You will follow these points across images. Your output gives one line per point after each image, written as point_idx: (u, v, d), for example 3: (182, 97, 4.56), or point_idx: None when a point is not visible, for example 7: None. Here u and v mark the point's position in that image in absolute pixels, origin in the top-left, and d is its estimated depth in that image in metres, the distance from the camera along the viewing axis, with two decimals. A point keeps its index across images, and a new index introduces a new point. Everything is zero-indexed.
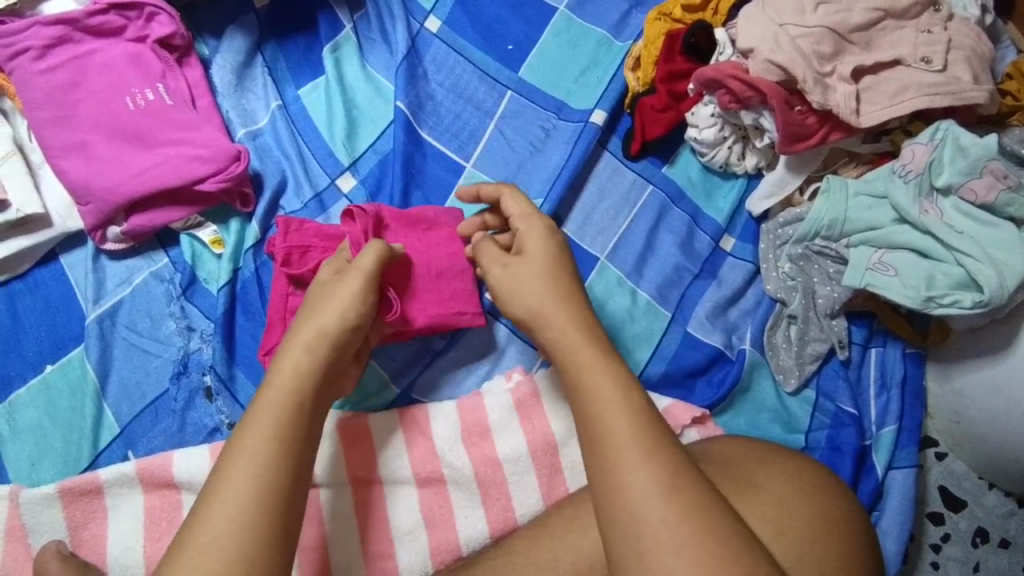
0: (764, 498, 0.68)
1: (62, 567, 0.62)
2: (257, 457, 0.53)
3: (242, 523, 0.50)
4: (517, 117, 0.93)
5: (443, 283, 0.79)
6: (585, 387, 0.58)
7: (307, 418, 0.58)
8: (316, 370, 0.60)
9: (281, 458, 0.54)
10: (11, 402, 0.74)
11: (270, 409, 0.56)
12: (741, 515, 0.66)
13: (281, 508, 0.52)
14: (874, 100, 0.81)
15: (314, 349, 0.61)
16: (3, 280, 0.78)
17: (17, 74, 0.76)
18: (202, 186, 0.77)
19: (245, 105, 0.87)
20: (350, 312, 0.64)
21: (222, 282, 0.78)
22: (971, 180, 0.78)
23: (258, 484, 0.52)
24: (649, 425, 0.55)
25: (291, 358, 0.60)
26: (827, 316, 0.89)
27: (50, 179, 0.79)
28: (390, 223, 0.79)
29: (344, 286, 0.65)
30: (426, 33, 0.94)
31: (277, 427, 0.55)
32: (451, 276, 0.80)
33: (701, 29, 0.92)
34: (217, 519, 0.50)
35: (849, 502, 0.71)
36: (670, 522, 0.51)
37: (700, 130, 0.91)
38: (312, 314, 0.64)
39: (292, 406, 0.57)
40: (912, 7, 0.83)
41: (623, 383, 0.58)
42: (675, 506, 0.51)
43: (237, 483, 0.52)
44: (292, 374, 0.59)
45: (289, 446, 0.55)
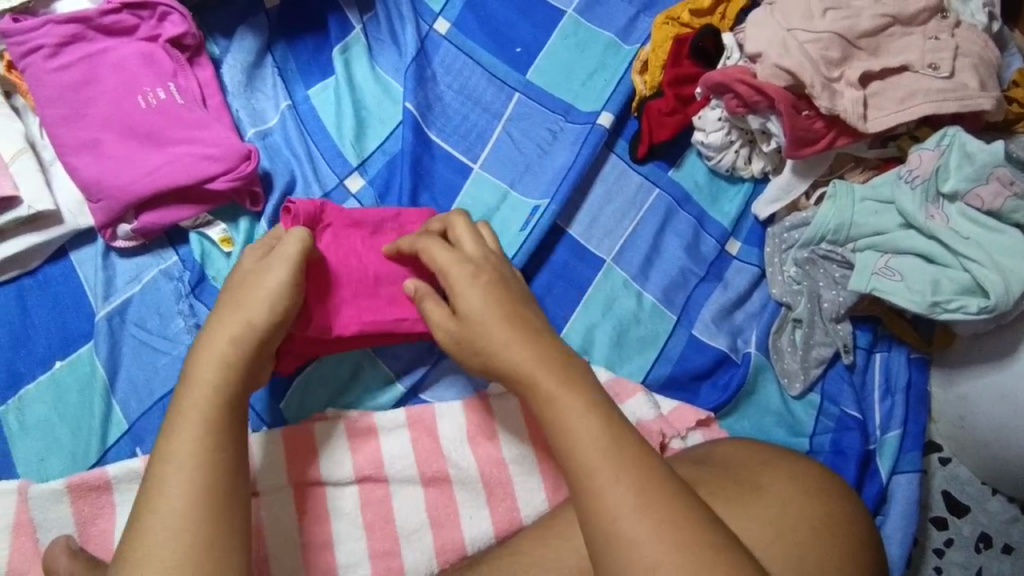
0: (766, 499, 0.68)
1: (70, 564, 0.63)
2: (183, 463, 0.57)
3: (177, 530, 0.54)
4: (525, 120, 0.93)
5: (380, 291, 0.76)
6: (553, 405, 0.59)
7: (230, 420, 0.61)
8: (234, 359, 0.62)
9: (206, 467, 0.57)
10: (20, 398, 0.75)
11: (194, 417, 0.59)
12: (742, 518, 0.66)
13: (213, 513, 0.56)
14: (882, 105, 0.81)
15: (234, 343, 0.63)
16: (13, 276, 0.78)
17: (29, 72, 0.76)
18: (213, 185, 0.77)
19: (255, 104, 0.88)
20: (278, 303, 0.65)
21: None
22: (978, 186, 0.79)
23: (182, 492, 0.56)
24: (615, 442, 0.56)
25: (214, 351, 0.62)
26: (833, 320, 0.89)
27: (61, 177, 0.79)
28: (332, 223, 0.77)
29: (271, 275, 0.66)
30: (435, 34, 0.95)
31: (201, 436, 0.58)
32: (391, 283, 0.76)
33: (709, 34, 0.93)
34: (156, 521, 0.55)
35: (854, 503, 0.71)
36: (649, 538, 0.52)
37: (707, 134, 0.92)
38: (237, 303, 0.65)
39: (212, 412, 0.60)
40: (919, 14, 0.83)
41: (593, 402, 0.58)
42: (649, 522, 0.53)
43: (168, 491, 0.56)
44: (213, 365, 0.61)
45: (211, 452, 0.58)
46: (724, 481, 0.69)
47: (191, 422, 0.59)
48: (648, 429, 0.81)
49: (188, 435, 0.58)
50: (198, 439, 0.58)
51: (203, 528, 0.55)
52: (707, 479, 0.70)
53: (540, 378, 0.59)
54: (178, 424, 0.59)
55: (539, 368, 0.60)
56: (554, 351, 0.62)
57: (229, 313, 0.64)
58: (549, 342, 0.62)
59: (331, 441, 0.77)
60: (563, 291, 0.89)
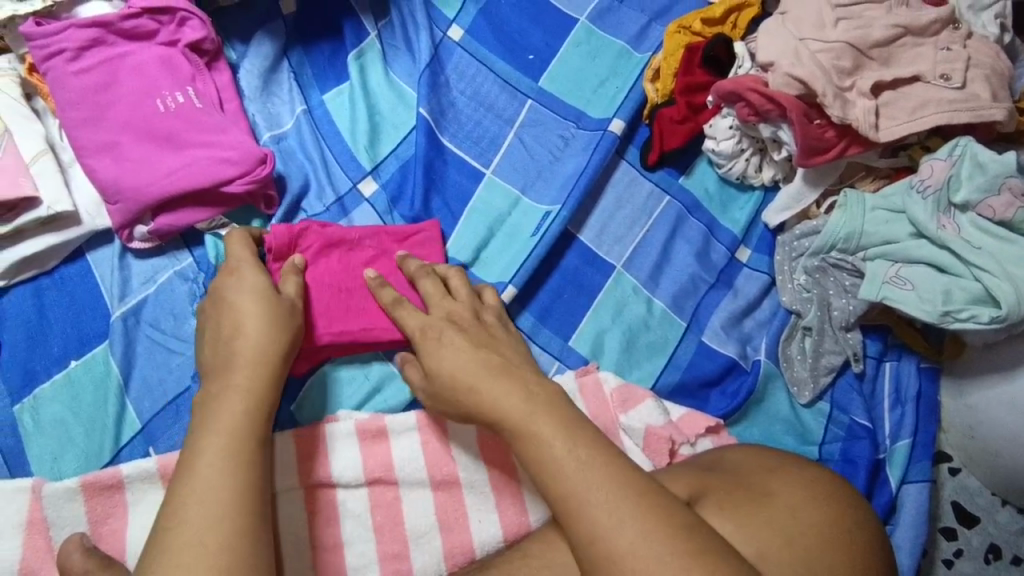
0: (773, 505, 0.69)
1: (84, 560, 0.64)
2: (221, 459, 0.59)
3: (211, 526, 0.56)
4: (537, 126, 0.94)
5: (352, 301, 0.78)
6: (528, 422, 0.61)
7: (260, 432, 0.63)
8: (263, 374, 0.65)
9: (240, 464, 0.59)
10: (34, 397, 0.76)
11: (225, 419, 0.61)
12: (749, 525, 0.67)
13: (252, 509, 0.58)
14: (894, 115, 0.81)
15: (263, 361, 0.66)
16: (31, 276, 0.79)
17: (51, 76, 0.77)
18: (229, 188, 0.78)
19: (270, 108, 0.89)
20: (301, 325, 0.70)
21: None
22: (989, 197, 0.78)
23: (216, 485, 0.58)
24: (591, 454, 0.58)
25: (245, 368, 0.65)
26: (843, 329, 0.89)
27: (80, 178, 0.80)
28: (309, 241, 0.78)
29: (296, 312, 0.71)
30: (448, 41, 0.96)
31: (233, 436, 0.61)
32: (362, 294, 0.78)
33: (721, 44, 0.93)
34: (192, 527, 0.55)
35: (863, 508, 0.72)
36: (628, 551, 0.54)
37: (718, 142, 0.92)
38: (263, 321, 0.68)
39: (246, 420, 0.62)
40: (931, 25, 0.83)
41: (563, 424, 0.60)
42: (626, 534, 0.54)
43: (200, 487, 0.58)
44: (244, 378, 0.64)
45: (244, 450, 0.60)
46: (722, 494, 0.70)
47: (224, 425, 0.61)
48: (657, 435, 0.81)
49: (220, 434, 0.61)
50: (234, 442, 0.60)
51: (236, 521, 0.57)
52: (714, 484, 0.71)
53: (501, 412, 0.62)
54: (209, 425, 0.61)
55: (504, 397, 0.62)
56: (518, 380, 0.64)
57: (251, 327, 0.67)
58: (516, 372, 0.65)
59: (344, 444, 0.78)
60: (573, 296, 0.89)
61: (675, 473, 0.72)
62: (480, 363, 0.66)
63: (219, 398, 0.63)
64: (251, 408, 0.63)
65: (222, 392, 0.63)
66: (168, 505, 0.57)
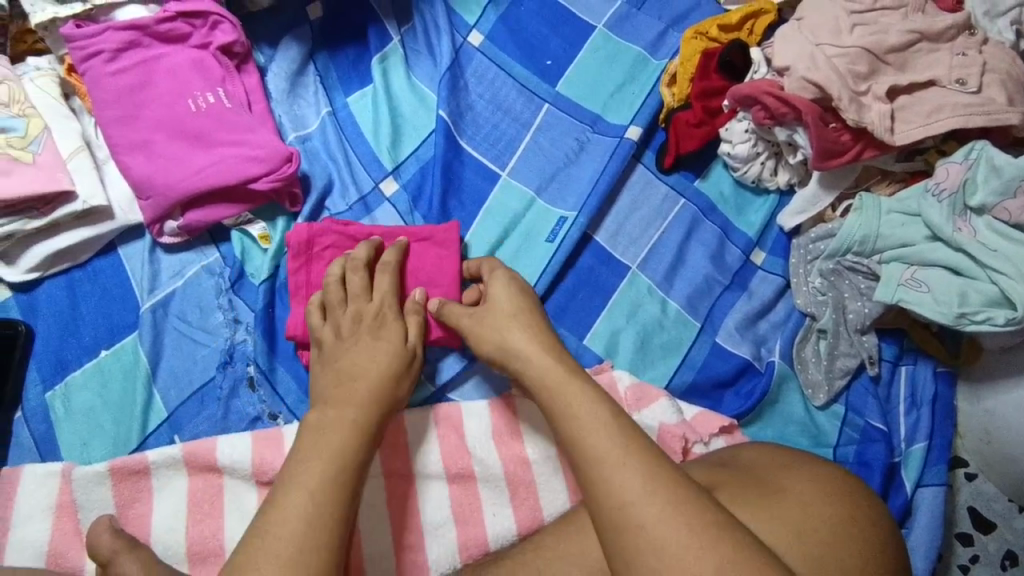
0: (786, 496, 0.71)
1: (113, 540, 0.67)
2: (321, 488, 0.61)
3: (306, 548, 0.57)
4: (554, 129, 0.96)
5: None
6: (566, 403, 0.67)
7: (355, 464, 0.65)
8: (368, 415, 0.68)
9: (332, 487, 0.62)
10: (66, 384, 0.79)
11: (322, 449, 0.64)
12: (762, 516, 0.69)
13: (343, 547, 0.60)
14: (909, 118, 0.82)
15: (368, 404, 0.69)
16: (65, 268, 0.82)
17: (89, 76, 0.79)
18: (255, 185, 0.81)
19: (296, 110, 0.91)
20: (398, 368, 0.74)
21: (262, 278, 0.83)
22: (1005, 201, 0.78)
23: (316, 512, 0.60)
24: (626, 432, 0.63)
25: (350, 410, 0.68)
26: (858, 332, 0.90)
27: (114, 175, 0.82)
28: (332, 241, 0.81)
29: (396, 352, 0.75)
30: (468, 46, 0.98)
31: (335, 470, 0.63)
32: None
33: (736, 49, 0.93)
34: (283, 540, 0.57)
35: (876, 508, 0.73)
36: (654, 520, 0.58)
37: (734, 146, 0.93)
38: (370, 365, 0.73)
39: (343, 450, 0.65)
40: (946, 31, 0.84)
41: (596, 397, 0.67)
42: (655, 505, 0.58)
43: (298, 505, 0.60)
44: (349, 417, 0.67)
45: (340, 482, 0.62)
46: (735, 486, 0.72)
47: (326, 451, 0.64)
48: (671, 434, 0.83)
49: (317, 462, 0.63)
50: (332, 468, 0.63)
51: (330, 546, 0.58)
52: (729, 478, 0.74)
53: (542, 387, 0.69)
54: (307, 457, 0.63)
55: (554, 380, 0.69)
56: (560, 357, 0.71)
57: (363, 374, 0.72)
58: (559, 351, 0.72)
59: None
60: (588, 296, 0.91)
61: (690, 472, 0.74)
62: (534, 334, 0.74)
63: (320, 434, 0.65)
64: (347, 442, 0.65)
65: (324, 421, 0.67)
66: (262, 526, 0.59)
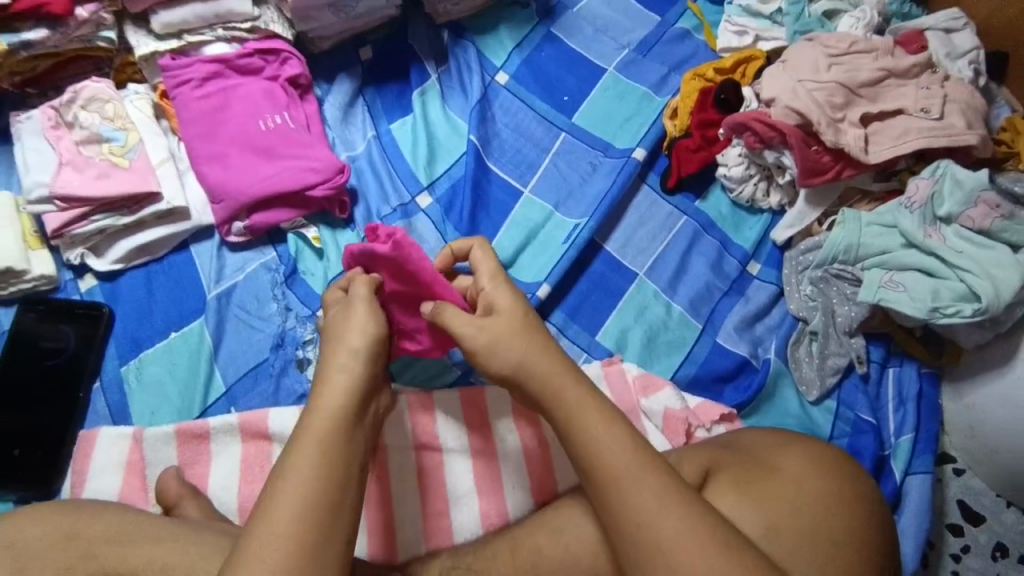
0: (780, 477, 0.79)
1: (180, 486, 0.78)
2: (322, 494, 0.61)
3: (288, 536, 0.59)
4: (570, 154, 1.09)
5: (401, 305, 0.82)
6: (577, 417, 0.68)
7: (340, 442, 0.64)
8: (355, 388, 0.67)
9: (321, 469, 0.62)
10: (139, 360, 0.90)
11: (314, 446, 0.63)
12: (758, 501, 0.77)
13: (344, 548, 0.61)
14: (881, 141, 0.94)
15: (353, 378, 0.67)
16: (144, 261, 0.94)
17: (179, 99, 0.94)
18: (312, 192, 0.94)
19: (347, 135, 1.05)
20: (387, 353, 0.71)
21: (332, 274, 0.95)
22: (968, 209, 0.89)
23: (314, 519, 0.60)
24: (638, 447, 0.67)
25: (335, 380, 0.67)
26: (846, 334, 0.99)
27: (193, 182, 0.95)
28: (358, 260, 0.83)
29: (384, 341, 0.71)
30: (496, 84, 1.12)
31: (320, 454, 0.63)
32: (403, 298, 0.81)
33: (730, 88, 1.07)
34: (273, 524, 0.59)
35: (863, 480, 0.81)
36: (670, 539, 0.63)
37: (729, 168, 1.05)
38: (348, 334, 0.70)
39: (331, 427, 0.64)
40: (912, 68, 0.96)
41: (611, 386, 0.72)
42: (669, 524, 0.63)
43: (291, 495, 0.60)
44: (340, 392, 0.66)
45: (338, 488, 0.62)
46: (731, 476, 0.80)
47: (314, 430, 0.64)
48: (674, 417, 0.92)
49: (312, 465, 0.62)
50: (320, 448, 0.63)
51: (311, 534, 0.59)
52: (729, 457, 0.82)
53: (543, 388, 0.70)
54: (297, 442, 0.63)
55: (567, 389, 0.70)
56: None
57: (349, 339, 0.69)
58: None
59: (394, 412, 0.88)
60: (599, 298, 1.01)
61: (692, 453, 0.83)
62: None
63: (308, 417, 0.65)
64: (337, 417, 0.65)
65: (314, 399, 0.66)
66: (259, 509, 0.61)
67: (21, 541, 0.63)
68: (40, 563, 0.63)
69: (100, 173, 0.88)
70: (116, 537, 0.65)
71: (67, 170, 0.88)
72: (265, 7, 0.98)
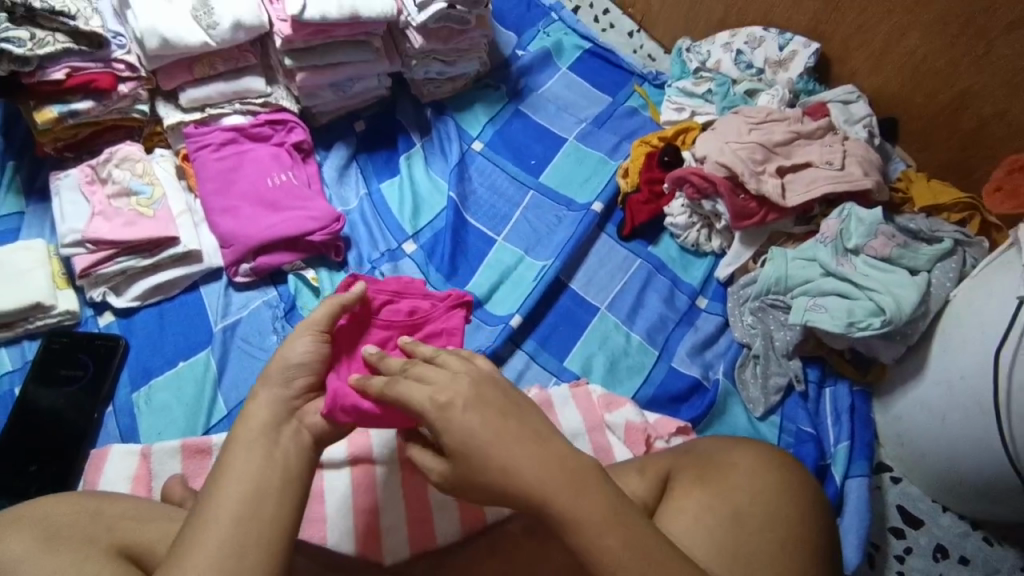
0: (730, 485, 0.77)
1: (183, 491, 0.85)
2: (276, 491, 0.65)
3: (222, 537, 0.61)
4: (538, 208, 1.25)
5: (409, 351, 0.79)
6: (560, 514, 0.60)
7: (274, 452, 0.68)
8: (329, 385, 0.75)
9: (248, 476, 0.65)
10: (150, 386, 0.99)
11: (244, 458, 0.66)
12: (716, 501, 0.76)
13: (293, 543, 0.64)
14: (795, 188, 1.12)
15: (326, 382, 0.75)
16: (159, 300, 1.05)
17: (198, 161, 1.09)
18: (312, 237, 1.08)
19: (343, 193, 1.21)
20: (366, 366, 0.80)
21: None
22: (870, 240, 1.06)
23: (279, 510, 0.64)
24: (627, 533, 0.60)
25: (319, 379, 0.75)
26: (784, 356, 1.11)
27: (206, 231, 1.09)
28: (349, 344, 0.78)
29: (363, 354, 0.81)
30: (472, 151, 1.29)
31: (253, 463, 0.66)
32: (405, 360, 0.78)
33: (671, 151, 1.25)
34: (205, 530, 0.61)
35: (801, 468, 0.82)
36: None
37: (675, 217, 1.22)
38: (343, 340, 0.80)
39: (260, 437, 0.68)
40: (817, 131, 1.16)
41: None
42: None
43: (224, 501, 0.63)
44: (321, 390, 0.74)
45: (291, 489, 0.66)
46: (687, 480, 0.79)
47: (241, 441, 0.67)
48: (634, 428, 1.01)
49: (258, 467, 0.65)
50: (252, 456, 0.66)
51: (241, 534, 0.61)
52: (678, 463, 0.82)
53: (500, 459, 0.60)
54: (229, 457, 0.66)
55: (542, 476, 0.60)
56: None
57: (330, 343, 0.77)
58: None
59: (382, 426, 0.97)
60: (565, 329, 1.14)
61: (651, 459, 0.84)
62: None
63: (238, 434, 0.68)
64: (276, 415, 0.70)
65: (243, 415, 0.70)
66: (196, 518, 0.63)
67: (53, 516, 0.70)
68: (67, 534, 0.69)
69: (127, 221, 1.01)
70: (135, 515, 0.73)
71: (98, 219, 1.01)
72: (277, 86, 1.16)
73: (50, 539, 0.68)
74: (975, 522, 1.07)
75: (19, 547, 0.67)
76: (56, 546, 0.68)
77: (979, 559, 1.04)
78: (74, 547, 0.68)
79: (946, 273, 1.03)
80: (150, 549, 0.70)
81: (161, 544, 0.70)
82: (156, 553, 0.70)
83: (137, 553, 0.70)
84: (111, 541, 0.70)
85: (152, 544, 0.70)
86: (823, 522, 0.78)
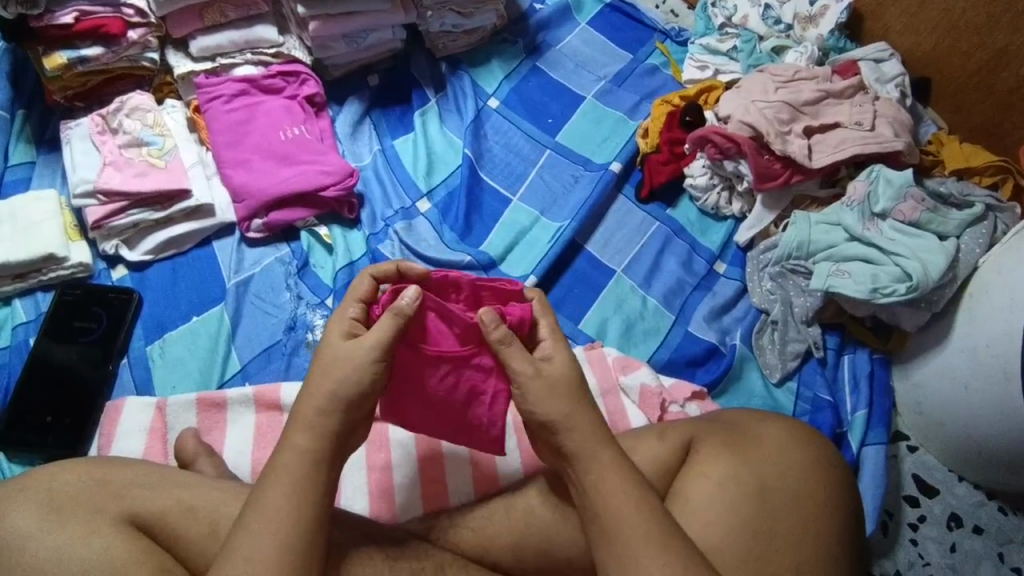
0: (758, 460, 0.76)
1: (195, 445, 0.85)
2: (284, 484, 0.63)
3: (253, 532, 0.61)
4: (554, 168, 1.22)
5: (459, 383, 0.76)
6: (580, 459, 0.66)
7: (322, 465, 0.65)
8: None
9: (287, 486, 0.63)
10: (163, 340, 0.99)
11: (287, 469, 0.63)
12: (744, 469, 0.75)
13: (311, 527, 0.63)
14: (822, 149, 1.09)
15: None
16: (171, 255, 1.04)
17: (210, 113, 1.07)
18: (326, 193, 1.06)
19: (355, 149, 1.19)
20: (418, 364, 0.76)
21: (339, 268, 1.05)
22: (899, 204, 1.04)
23: (292, 503, 0.62)
24: (635, 484, 0.65)
25: None
26: (804, 322, 1.09)
27: (217, 185, 1.07)
28: (409, 366, 0.75)
29: None
30: (488, 108, 1.26)
31: (292, 467, 0.64)
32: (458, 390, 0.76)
33: (693, 111, 1.21)
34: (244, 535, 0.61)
35: (830, 448, 0.81)
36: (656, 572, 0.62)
37: (695, 178, 1.19)
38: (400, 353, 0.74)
39: (302, 447, 0.64)
40: (846, 90, 1.13)
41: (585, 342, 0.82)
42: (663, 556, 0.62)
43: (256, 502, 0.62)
44: None
45: (301, 481, 0.63)
46: (713, 444, 0.77)
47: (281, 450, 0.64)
48: (650, 392, 0.99)
49: (278, 473, 0.63)
50: (287, 460, 0.64)
51: (279, 534, 0.61)
52: (704, 430, 0.79)
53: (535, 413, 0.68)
54: (274, 465, 0.64)
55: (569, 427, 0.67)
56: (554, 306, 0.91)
57: None
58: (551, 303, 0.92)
59: None
60: (580, 291, 1.12)
61: (672, 423, 0.80)
62: None
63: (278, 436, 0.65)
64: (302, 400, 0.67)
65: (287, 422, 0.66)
66: (243, 518, 0.62)
67: (58, 488, 0.68)
68: (75, 502, 0.67)
69: (138, 172, 1.01)
70: (146, 481, 0.70)
71: (109, 169, 1.01)
72: (289, 36, 1.14)
73: (56, 508, 0.66)
74: (991, 492, 1.05)
75: (31, 508, 0.66)
76: (62, 519, 0.66)
77: (994, 529, 1.03)
78: (80, 520, 0.66)
79: (976, 239, 1.01)
80: (160, 518, 0.68)
81: (172, 511, 0.69)
82: (167, 522, 0.69)
83: (147, 522, 0.68)
84: (120, 510, 0.68)
85: (163, 512, 0.69)
86: (847, 499, 0.77)
